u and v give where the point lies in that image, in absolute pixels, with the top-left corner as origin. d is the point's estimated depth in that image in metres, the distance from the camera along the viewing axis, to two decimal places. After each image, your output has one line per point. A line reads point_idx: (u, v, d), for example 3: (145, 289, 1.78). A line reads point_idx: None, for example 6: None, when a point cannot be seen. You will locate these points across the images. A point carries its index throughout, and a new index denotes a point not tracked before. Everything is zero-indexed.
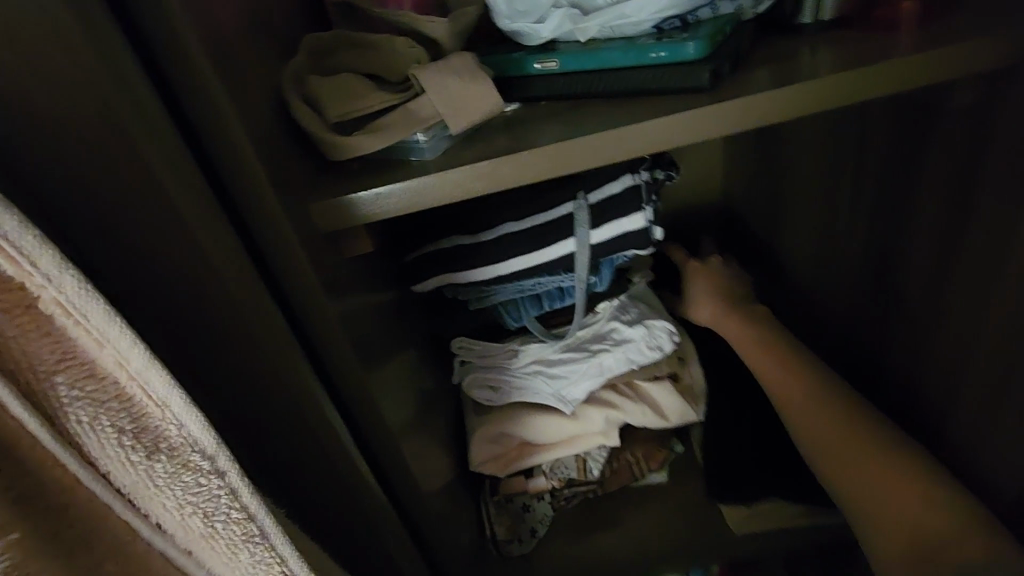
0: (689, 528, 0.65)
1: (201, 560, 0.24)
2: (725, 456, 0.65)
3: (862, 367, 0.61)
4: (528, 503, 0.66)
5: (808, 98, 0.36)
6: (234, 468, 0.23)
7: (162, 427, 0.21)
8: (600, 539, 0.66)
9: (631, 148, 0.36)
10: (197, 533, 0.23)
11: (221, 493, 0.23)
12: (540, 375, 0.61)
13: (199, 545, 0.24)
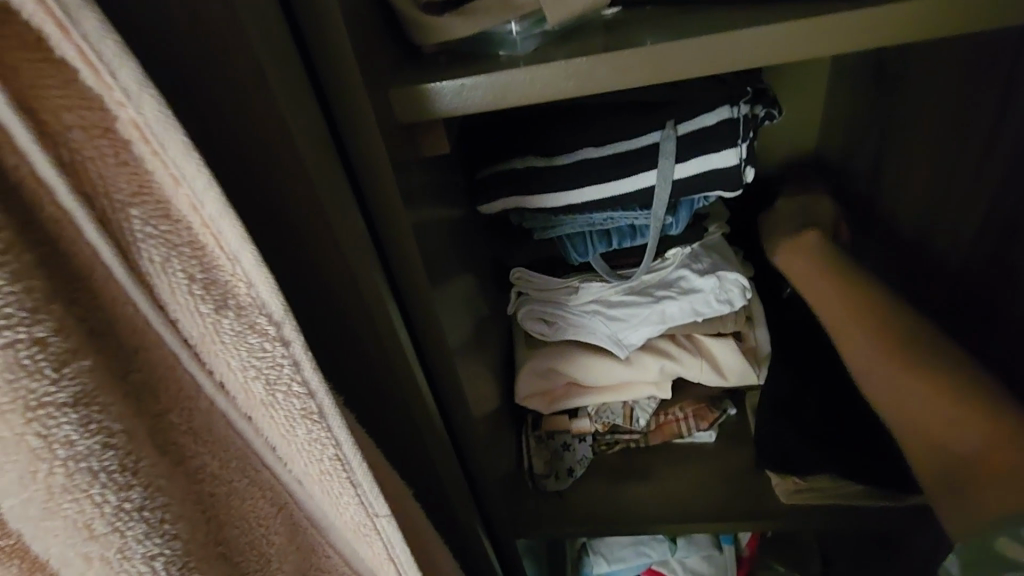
0: (736, 492, 0.63)
1: (263, 423, 0.24)
2: (783, 423, 0.61)
3: None
4: (569, 443, 0.66)
5: (985, 9, 0.30)
6: (299, 340, 0.22)
7: (231, 283, 0.20)
8: (637, 488, 0.65)
9: (760, 52, 0.32)
10: (257, 397, 0.23)
11: (284, 362, 0.22)
12: (598, 315, 0.59)
13: (258, 411, 0.23)
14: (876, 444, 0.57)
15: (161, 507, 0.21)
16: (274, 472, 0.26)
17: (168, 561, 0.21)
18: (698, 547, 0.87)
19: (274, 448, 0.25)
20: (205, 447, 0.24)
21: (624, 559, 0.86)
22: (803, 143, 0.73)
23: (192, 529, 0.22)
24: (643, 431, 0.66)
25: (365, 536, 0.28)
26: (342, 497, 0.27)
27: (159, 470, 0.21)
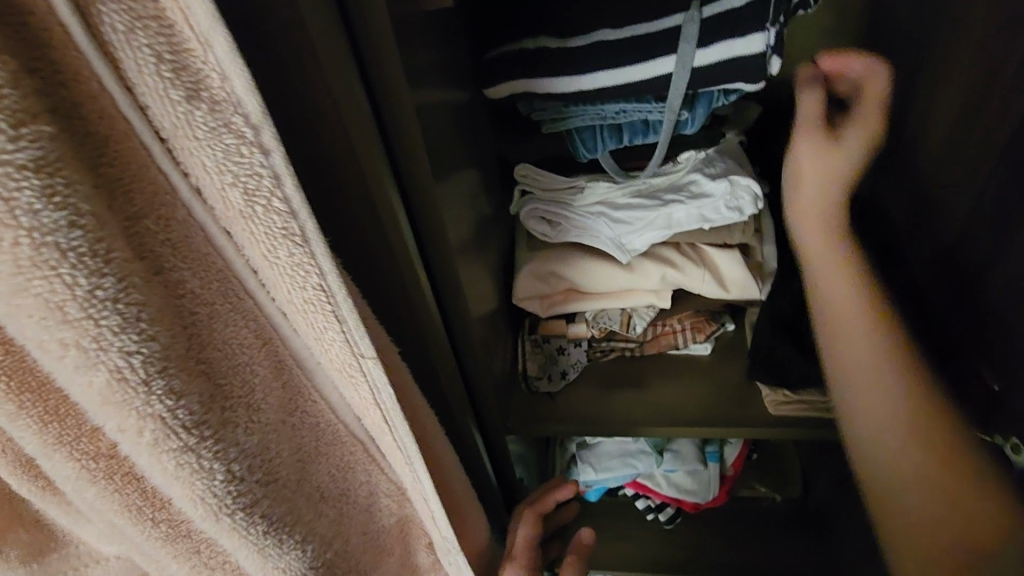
0: (729, 402, 0.63)
1: (246, 240, 0.23)
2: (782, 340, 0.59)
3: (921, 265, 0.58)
4: (564, 347, 0.66)
5: None
6: (278, 150, 0.21)
7: (205, 72, 0.19)
8: (628, 395, 0.65)
9: None
10: (236, 207, 0.22)
11: (263, 172, 0.21)
12: (601, 217, 0.57)
13: (238, 225, 0.23)
14: None
15: (134, 307, 0.21)
16: (260, 301, 0.26)
17: (146, 363, 0.22)
18: (684, 461, 0.90)
19: (261, 269, 0.25)
20: (186, 261, 0.24)
21: (611, 468, 0.88)
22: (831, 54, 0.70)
23: (170, 337, 0.23)
24: (639, 341, 0.67)
25: (352, 378, 0.29)
26: (326, 332, 0.27)
27: (137, 269, 0.21)
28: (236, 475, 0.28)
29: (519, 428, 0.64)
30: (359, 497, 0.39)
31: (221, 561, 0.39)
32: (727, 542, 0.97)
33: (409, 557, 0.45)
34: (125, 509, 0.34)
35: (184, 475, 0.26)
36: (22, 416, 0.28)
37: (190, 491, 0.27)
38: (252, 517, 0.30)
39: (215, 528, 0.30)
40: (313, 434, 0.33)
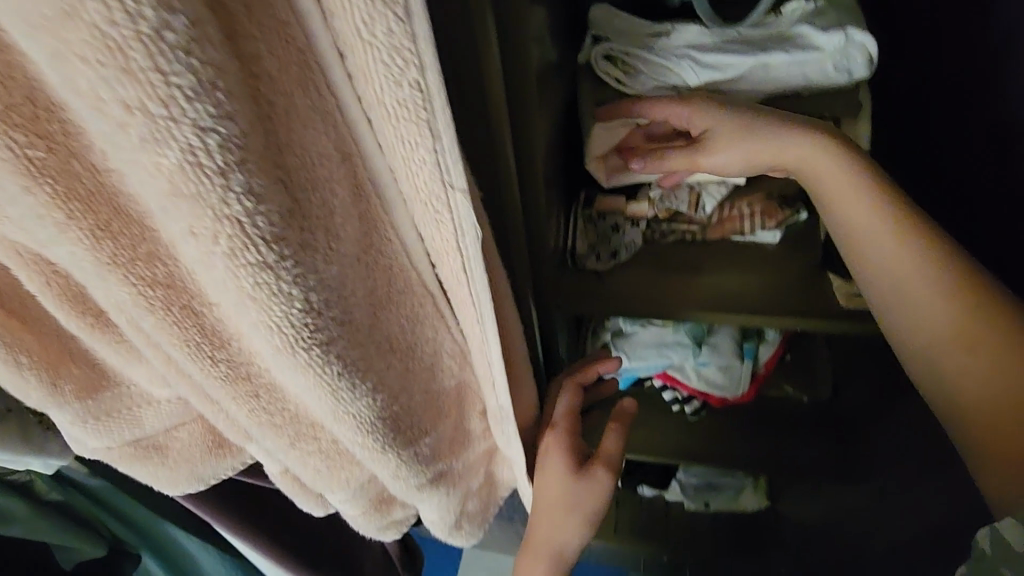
0: (790, 290, 0.60)
1: (336, 8, 0.19)
2: None
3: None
4: (619, 227, 0.62)
5: None
6: None
7: None
8: (685, 279, 0.62)
9: None
10: None
11: None
12: (689, 64, 0.50)
13: None
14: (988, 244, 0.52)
15: (212, 79, 0.18)
16: (348, 104, 0.22)
17: (221, 151, 0.20)
18: (718, 353, 0.88)
19: (352, 59, 0.20)
20: (266, 36, 0.20)
21: (643, 358, 0.87)
22: None
23: (243, 129, 0.20)
24: (701, 226, 0.61)
25: (435, 214, 0.26)
26: (416, 151, 0.23)
27: (213, 28, 0.18)
28: (308, 310, 0.26)
29: (566, 304, 0.62)
30: (422, 358, 0.37)
31: (280, 406, 0.38)
32: (747, 436, 0.99)
33: (463, 417, 0.45)
34: (182, 347, 0.33)
35: (260, 295, 0.25)
36: (73, 229, 0.26)
37: (265, 316, 0.26)
38: (327, 356, 0.29)
39: (290, 362, 0.29)
40: (387, 283, 0.31)
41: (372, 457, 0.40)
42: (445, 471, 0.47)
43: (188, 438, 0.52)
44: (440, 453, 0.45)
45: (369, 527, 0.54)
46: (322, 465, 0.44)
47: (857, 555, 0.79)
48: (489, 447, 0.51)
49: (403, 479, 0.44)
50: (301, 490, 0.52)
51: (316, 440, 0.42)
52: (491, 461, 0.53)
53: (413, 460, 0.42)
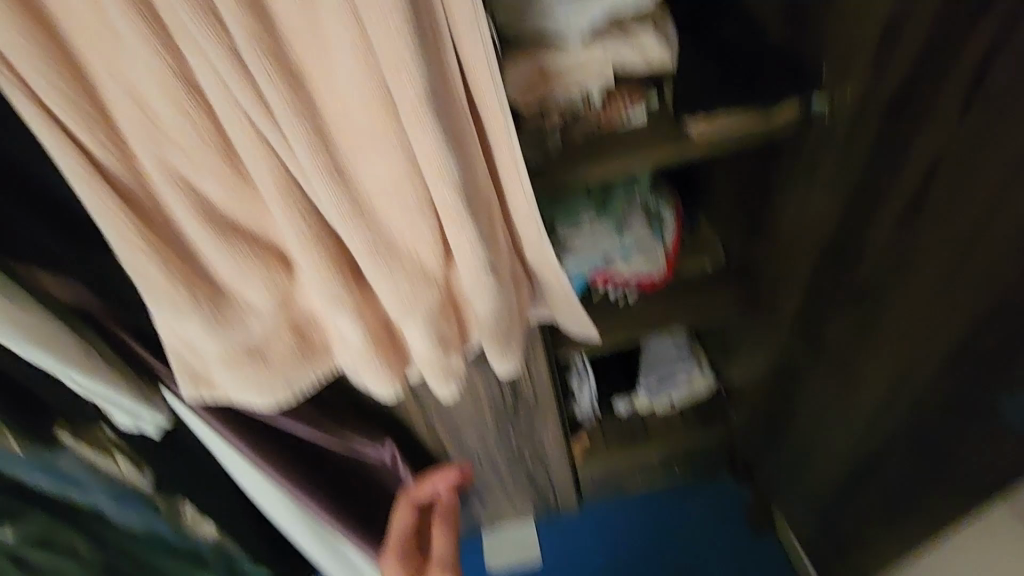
0: (656, 145, 0.86)
1: None
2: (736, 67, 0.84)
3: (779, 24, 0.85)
4: (544, 132, 0.85)
5: None
6: None
7: None
8: (606, 151, 0.87)
9: None
10: None
11: None
12: (568, 9, 0.75)
13: None
14: (792, 62, 0.82)
15: None
16: None
17: None
18: (637, 236, 1.12)
19: None
20: None
21: (585, 255, 1.10)
22: None
23: None
24: (594, 118, 0.87)
25: None
26: None
27: None
28: (413, 51, 0.45)
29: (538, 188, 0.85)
30: (468, 145, 0.55)
31: (379, 227, 0.57)
32: (677, 305, 1.25)
33: (504, 224, 0.66)
34: (311, 171, 0.51)
35: (390, 36, 0.44)
36: (269, 104, 0.47)
37: (394, 47, 0.44)
38: (423, 96, 0.47)
39: (405, 98, 0.47)
40: (442, 62, 0.49)
41: (450, 234, 0.58)
42: (498, 268, 0.65)
43: (282, 345, 0.70)
44: (495, 249, 0.64)
45: (431, 377, 0.75)
46: (408, 286, 0.62)
47: (794, 343, 1.09)
48: (516, 268, 0.71)
49: (474, 269, 0.62)
50: (376, 363, 0.72)
51: (403, 260, 0.61)
52: (526, 282, 0.74)
53: (474, 243, 0.59)
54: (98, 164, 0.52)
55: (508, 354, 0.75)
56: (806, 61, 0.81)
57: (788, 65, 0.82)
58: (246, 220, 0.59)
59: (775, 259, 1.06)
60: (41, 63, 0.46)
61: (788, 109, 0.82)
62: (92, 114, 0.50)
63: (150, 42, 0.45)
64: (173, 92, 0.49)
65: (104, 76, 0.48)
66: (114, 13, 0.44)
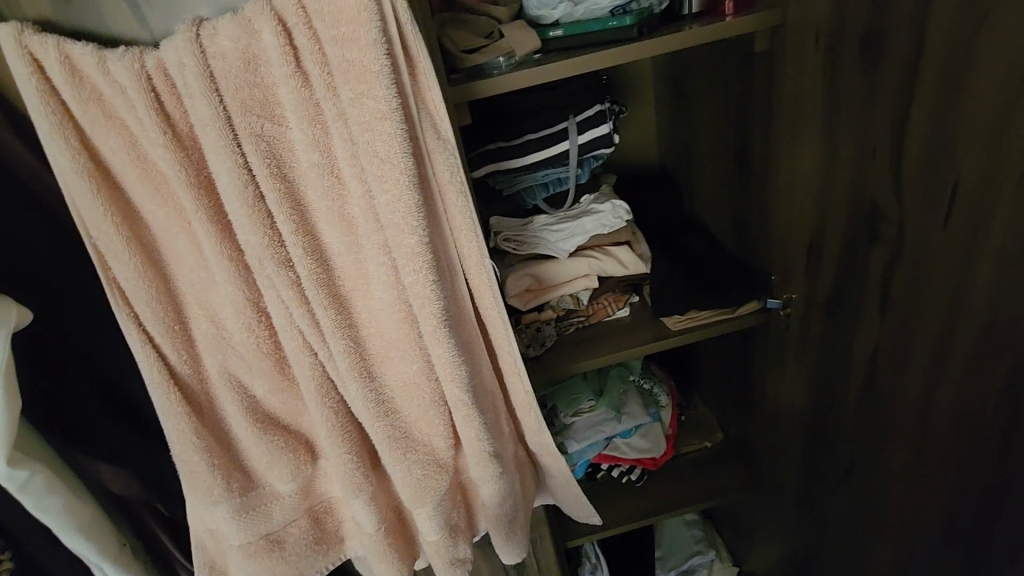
0: (642, 339, 0.98)
1: (444, 182, 0.58)
2: (703, 274, 1.01)
3: (735, 238, 1.03)
4: (540, 327, 0.97)
5: (664, 44, 0.74)
6: (443, 146, 0.56)
7: (388, 149, 0.52)
8: (598, 346, 0.98)
9: (599, 59, 0.74)
10: (435, 158, 0.57)
11: (427, 153, 0.56)
12: (554, 232, 0.94)
13: (436, 179, 0.57)
14: (747, 268, 1.00)
15: (363, 233, 0.57)
16: (442, 210, 0.59)
17: (409, 227, 0.55)
18: (635, 419, 1.18)
19: (444, 190, 0.58)
20: (375, 219, 0.56)
21: (586, 438, 1.15)
22: (635, 149, 1.21)
23: (424, 215, 0.55)
24: (585, 314, 1.01)
25: (471, 243, 0.61)
26: (466, 230, 0.60)
27: (346, 225, 0.57)
28: (435, 288, 0.58)
29: (539, 379, 0.95)
30: (477, 350, 0.67)
31: (399, 420, 0.67)
32: (683, 486, 1.26)
33: (507, 415, 0.74)
34: (348, 375, 0.62)
35: (418, 278, 0.57)
36: (321, 325, 0.60)
37: (421, 288, 0.58)
38: (442, 319, 0.59)
39: (427, 322, 0.59)
40: (457, 290, 0.63)
41: (460, 424, 0.67)
42: (502, 455, 0.72)
43: (299, 532, 0.74)
44: (499, 436, 0.72)
45: (438, 565, 0.77)
46: (421, 472, 0.69)
47: (804, 525, 1.08)
48: (519, 454, 0.78)
49: (480, 456, 0.69)
50: (385, 551, 0.75)
51: (418, 448, 0.69)
52: (528, 468, 0.79)
53: (481, 432, 0.68)
54: (174, 373, 0.63)
55: (512, 541, 0.78)
56: (758, 268, 0.97)
57: (745, 271, 0.98)
58: (284, 414, 0.69)
59: (769, 438, 1.11)
60: (148, 299, 0.59)
61: (751, 305, 0.97)
62: (178, 336, 0.62)
63: (235, 283, 0.59)
64: (244, 318, 0.61)
65: (194, 305, 0.62)
66: (214, 264, 0.58)
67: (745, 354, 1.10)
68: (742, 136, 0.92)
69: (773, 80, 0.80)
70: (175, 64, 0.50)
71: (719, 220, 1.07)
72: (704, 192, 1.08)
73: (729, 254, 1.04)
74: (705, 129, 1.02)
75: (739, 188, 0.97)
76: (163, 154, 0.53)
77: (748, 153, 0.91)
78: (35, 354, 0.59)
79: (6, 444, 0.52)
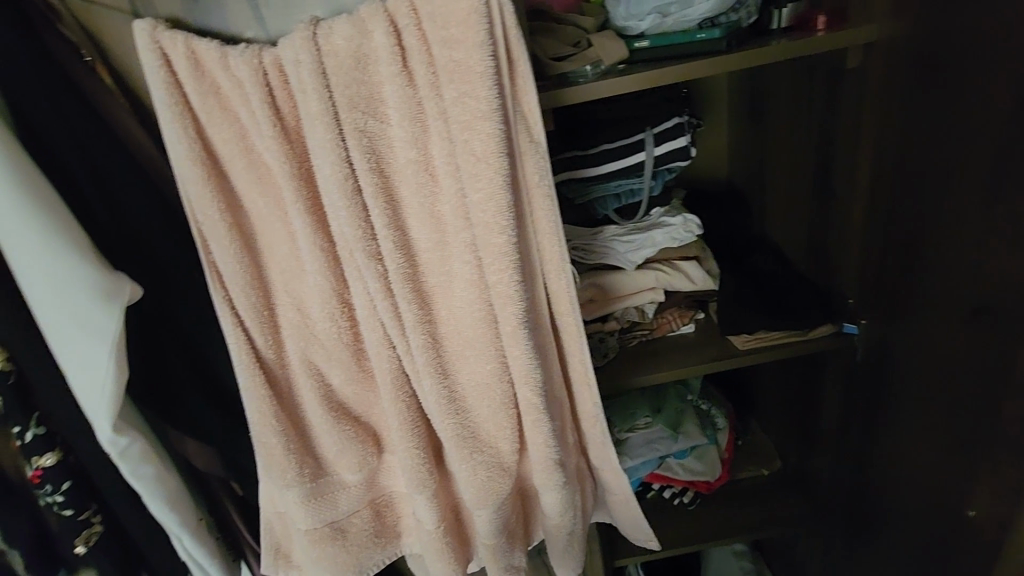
0: (708, 356, 0.95)
1: (533, 185, 0.58)
2: (773, 295, 0.98)
3: (809, 260, 0.99)
4: (603, 337, 0.96)
5: (753, 57, 0.73)
6: (535, 150, 0.57)
7: (485, 149, 0.53)
8: (661, 360, 0.96)
9: (685, 71, 0.73)
10: (527, 161, 0.57)
11: (519, 156, 0.57)
12: (623, 243, 0.93)
13: (525, 182, 0.58)
14: (821, 291, 0.96)
15: (452, 230, 0.58)
16: (528, 213, 0.60)
17: (497, 227, 0.56)
18: (692, 440, 1.14)
19: (532, 193, 0.59)
20: (465, 217, 0.57)
21: (641, 455, 1.12)
22: (706, 166, 1.20)
23: (513, 215, 0.56)
24: (648, 328, 0.99)
25: (554, 247, 0.61)
26: (550, 234, 0.60)
27: (436, 222, 0.58)
28: (517, 289, 0.58)
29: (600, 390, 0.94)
30: (550, 355, 0.66)
31: (468, 419, 0.67)
32: (735, 514, 1.22)
33: (573, 423, 0.73)
34: (424, 370, 0.63)
35: (502, 278, 0.58)
36: (402, 319, 0.61)
37: (504, 287, 0.58)
38: (522, 320, 0.60)
39: (507, 321, 0.60)
40: (536, 293, 0.63)
41: (529, 427, 0.67)
42: (566, 463, 0.71)
43: (360, 523, 0.75)
44: (564, 444, 0.71)
45: (493, 570, 0.76)
46: (486, 473, 0.69)
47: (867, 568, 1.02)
48: (581, 464, 0.76)
49: (545, 462, 0.69)
50: (442, 550, 0.75)
51: (484, 449, 0.69)
52: (589, 481, 0.78)
53: (548, 437, 0.67)
54: (259, 356, 0.65)
55: (568, 553, 0.77)
56: (834, 291, 0.94)
57: (820, 294, 0.95)
58: (355, 405, 0.70)
59: (831, 472, 1.06)
60: (243, 283, 0.62)
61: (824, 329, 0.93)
62: (265, 321, 0.65)
63: (324, 273, 0.61)
64: (329, 308, 0.63)
65: (282, 293, 0.64)
66: (306, 254, 0.61)
67: (812, 381, 1.06)
68: (823, 154, 0.89)
69: (864, 96, 0.78)
70: (291, 62, 0.53)
71: (792, 241, 1.03)
72: (778, 210, 1.05)
73: (802, 275, 1.01)
74: (783, 147, 0.99)
75: (816, 207, 0.94)
76: (271, 146, 0.56)
77: (830, 172, 0.88)
78: (139, 327, 0.63)
79: (113, 405, 0.56)
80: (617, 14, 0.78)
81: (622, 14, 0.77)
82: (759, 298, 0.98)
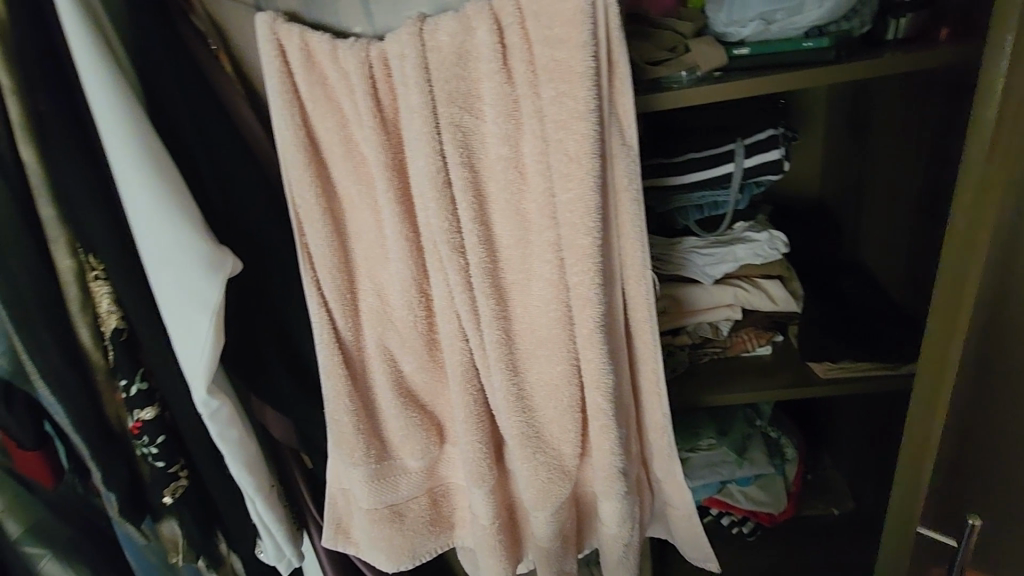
0: (785, 381, 0.90)
1: (621, 189, 0.58)
2: (862, 323, 0.92)
3: (906, 289, 0.93)
4: (672, 351, 0.93)
5: (865, 68, 0.69)
6: (627, 155, 0.56)
7: (577, 150, 0.53)
8: (733, 381, 0.92)
9: (788, 81, 0.70)
10: (617, 165, 0.57)
11: (610, 159, 0.56)
12: (704, 255, 0.90)
13: (613, 186, 0.57)
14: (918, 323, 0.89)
15: (536, 229, 0.58)
16: (614, 217, 0.59)
17: (582, 228, 0.55)
18: (758, 468, 1.09)
19: (620, 197, 0.58)
20: (550, 216, 0.57)
21: (701, 476, 1.08)
22: (796, 182, 1.14)
23: (599, 217, 0.56)
24: (721, 346, 0.96)
25: (637, 252, 0.60)
26: (634, 239, 0.59)
27: (521, 220, 0.58)
28: (596, 292, 0.58)
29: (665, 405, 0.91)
30: (622, 362, 0.65)
31: (534, 419, 0.67)
32: (798, 551, 1.15)
33: (638, 434, 0.72)
34: (495, 365, 0.64)
35: (583, 279, 0.58)
36: (479, 313, 0.62)
37: (584, 289, 0.58)
38: (598, 324, 0.59)
39: (583, 323, 0.59)
40: (614, 298, 0.62)
41: (595, 433, 0.66)
42: (629, 473, 0.70)
43: (418, 509, 0.77)
44: (628, 453, 0.70)
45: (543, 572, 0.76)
46: (546, 474, 0.69)
47: None
48: (643, 477, 0.75)
49: (608, 470, 0.67)
50: (495, 546, 0.75)
51: (547, 450, 0.68)
52: (649, 495, 0.76)
53: (614, 446, 0.66)
54: (339, 337, 0.68)
55: (622, 565, 0.75)
56: None
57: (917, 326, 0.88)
58: (424, 393, 0.72)
59: None
60: (331, 266, 0.65)
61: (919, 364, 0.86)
62: (348, 304, 0.67)
63: (407, 262, 0.63)
64: (409, 296, 0.65)
65: (366, 278, 0.67)
66: (392, 242, 0.63)
67: (898, 419, 0.98)
68: (934, 176, 0.83)
69: None
70: (397, 56, 0.55)
71: (888, 267, 0.96)
72: (874, 234, 0.98)
73: (897, 305, 0.94)
74: (886, 166, 0.93)
75: (920, 233, 0.87)
76: (370, 135, 0.59)
77: (940, 195, 0.82)
78: (235, 300, 0.68)
79: (208, 369, 0.60)
80: (718, 20, 0.74)
81: (724, 20, 0.74)
82: (848, 325, 0.92)
